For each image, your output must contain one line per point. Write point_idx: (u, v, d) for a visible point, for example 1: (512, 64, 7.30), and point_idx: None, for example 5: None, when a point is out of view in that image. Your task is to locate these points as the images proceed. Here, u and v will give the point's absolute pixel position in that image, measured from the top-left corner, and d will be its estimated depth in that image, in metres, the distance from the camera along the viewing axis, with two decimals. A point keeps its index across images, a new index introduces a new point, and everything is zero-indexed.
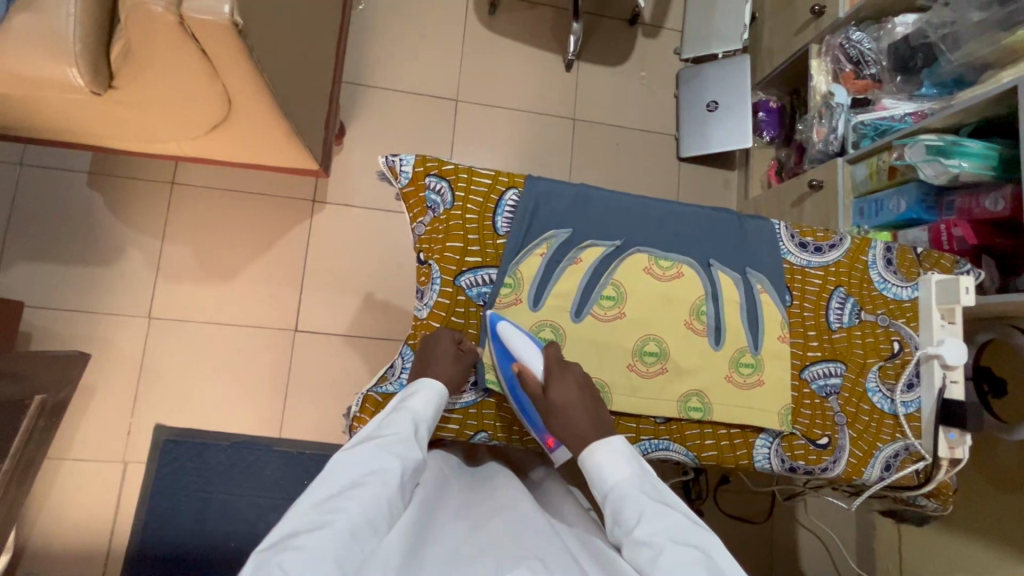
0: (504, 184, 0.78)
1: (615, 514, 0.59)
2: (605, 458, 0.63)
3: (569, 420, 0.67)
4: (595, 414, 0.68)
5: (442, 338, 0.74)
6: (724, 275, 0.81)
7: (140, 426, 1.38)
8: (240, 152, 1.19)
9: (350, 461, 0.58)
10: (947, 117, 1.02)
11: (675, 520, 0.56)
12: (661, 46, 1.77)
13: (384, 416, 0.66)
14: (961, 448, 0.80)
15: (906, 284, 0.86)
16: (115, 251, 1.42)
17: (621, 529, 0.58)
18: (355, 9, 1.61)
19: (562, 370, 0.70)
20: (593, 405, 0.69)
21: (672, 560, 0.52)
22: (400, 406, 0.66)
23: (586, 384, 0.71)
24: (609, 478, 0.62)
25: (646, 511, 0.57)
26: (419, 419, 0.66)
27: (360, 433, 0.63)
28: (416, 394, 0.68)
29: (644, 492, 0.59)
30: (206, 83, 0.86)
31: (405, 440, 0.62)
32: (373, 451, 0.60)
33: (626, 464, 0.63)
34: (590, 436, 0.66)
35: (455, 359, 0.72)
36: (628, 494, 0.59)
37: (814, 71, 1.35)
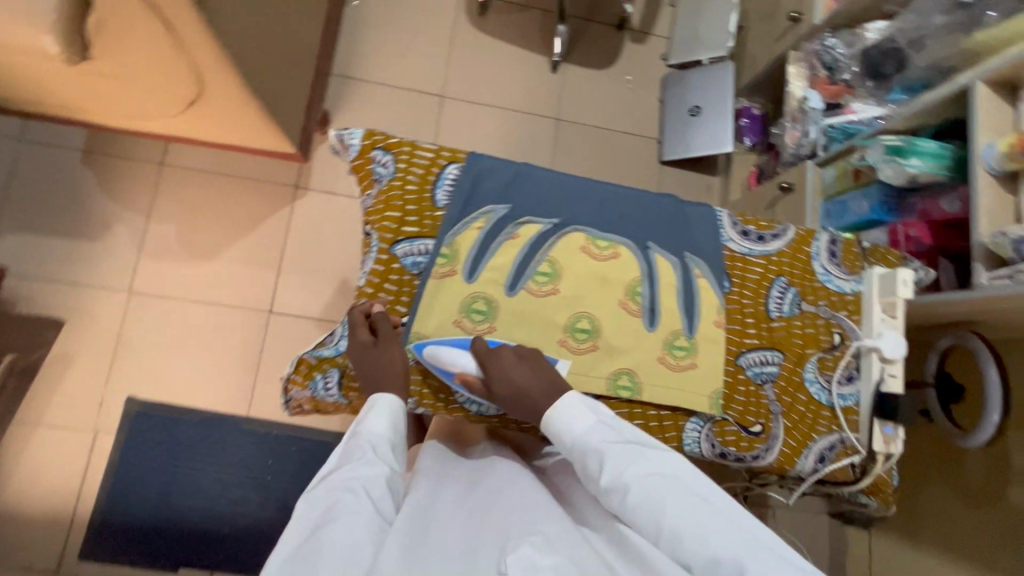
0: (446, 159, 0.80)
1: (583, 465, 0.62)
2: (561, 419, 0.65)
3: (525, 402, 0.69)
4: (549, 382, 0.70)
5: (367, 353, 0.72)
6: (661, 258, 0.82)
7: (113, 396, 1.41)
8: (221, 131, 1.24)
9: (321, 496, 0.58)
10: (909, 117, 1.02)
11: (635, 454, 0.60)
12: (649, 51, 1.80)
13: (345, 444, 0.64)
14: (896, 443, 0.79)
15: (850, 277, 0.86)
16: (102, 226, 1.47)
17: (593, 477, 0.61)
18: (348, 6, 1.67)
19: (492, 358, 0.71)
20: (531, 368, 0.71)
21: (641, 492, 0.57)
22: (355, 432, 0.65)
23: (525, 357, 0.72)
24: (569, 434, 0.64)
25: (607, 458, 0.60)
26: (377, 441, 0.64)
27: (323, 469, 0.62)
28: (369, 415, 0.67)
29: (603, 437, 0.62)
30: (174, 56, 0.89)
31: (369, 462, 0.62)
32: (344, 480, 0.59)
33: (581, 414, 0.65)
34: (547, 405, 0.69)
35: (380, 354, 0.72)
36: (589, 447, 0.62)
37: (791, 78, 1.34)
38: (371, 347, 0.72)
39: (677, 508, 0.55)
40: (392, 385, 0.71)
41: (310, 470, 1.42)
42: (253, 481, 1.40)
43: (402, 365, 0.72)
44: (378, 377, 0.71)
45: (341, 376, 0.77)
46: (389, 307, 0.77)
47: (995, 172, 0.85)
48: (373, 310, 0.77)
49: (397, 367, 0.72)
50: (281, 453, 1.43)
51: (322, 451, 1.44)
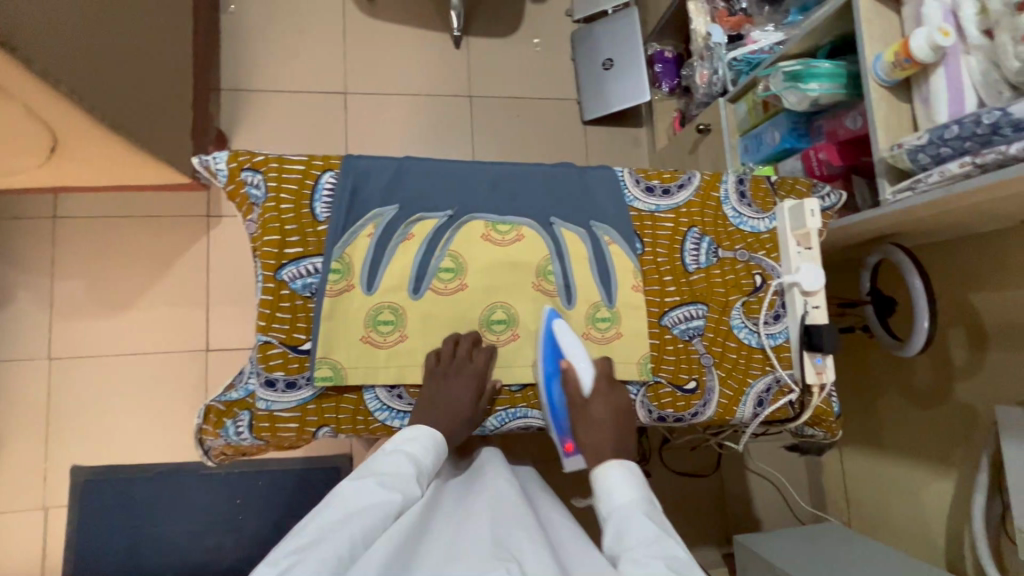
0: (319, 168, 0.74)
1: (617, 532, 0.60)
2: (614, 479, 0.65)
3: (596, 436, 0.69)
4: (622, 439, 0.70)
5: (439, 376, 0.71)
6: (569, 232, 0.78)
7: (57, 469, 1.34)
8: (100, 174, 1.14)
9: (351, 491, 0.58)
10: (801, 40, 0.99)
11: (676, 551, 0.56)
12: (553, 10, 1.73)
13: (384, 453, 0.65)
14: (829, 372, 0.79)
15: (762, 215, 0.84)
16: (4, 295, 1.37)
17: (619, 551, 0.58)
18: (225, 13, 1.55)
19: (609, 389, 0.72)
20: (621, 432, 0.70)
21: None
22: (399, 447, 0.65)
23: (626, 410, 0.73)
24: (617, 499, 0.64)
25: (646, 536, 0.58)
26: (418, 465, 0.64)
27: (359, 469, 0.63)
28: (416, 441, 0.66)
29: (648, 519, 0.60)
30: (4, 104, 0.80)
31: (406, 474, 0.62)
32: (375, 485, 0.59)
33: (634, 488, 0.64)
34: (605, 455, 0.68)
35: (456, 386, 0.70)
36: (633, 516, 0.61)
37: (693, 15, 1.32)
38: (456, 373, 0.71)
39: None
40: (447, 418, 0.70)
41: (282, 501, 1.38)
42: (224, 524, 1.36)
43: (468, 404, 0.71)
44: (442, 405, 0.70)
45: (252, 418, 0.71)
46: (286, 337, 0.71)
47: (886, 83, 0.83)
48: (270, 343, 0.71)
49: (461, 405, 0.70)
50: (248, 491, 1.38)
51: (289, 479, 1.40)
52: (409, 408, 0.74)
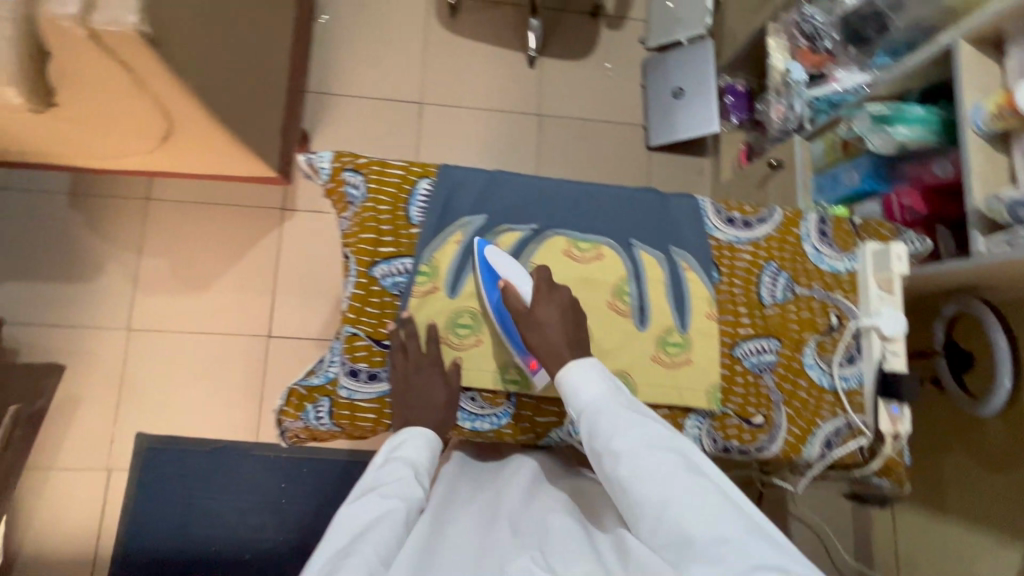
0: (417, 174, 0.78)
1: (592, 431, 0.63)
2: (578, 377, 0.66)
3: (548, 339, 0.68)
4: (575, 335, 0.70)
5: (405, 377, 0.73)
6: (647, 255, 0.80)
7: (123, 434, 1.42)
8: (197, 163, 1.23)
9: (357, 509, 0.65)
10: (890, 83, 1.00)
11: (651, 430, 0.61)
12: (626, 37, 1.76)
13: (379, 464, 0.70)
14: (904, 423, 0.77)
15: (843, 256, 0.84)
16: (95, 267, 1.47)
17: (600, 445, 0.62)
18: (318, 22, 1.65)
19: (548, 289, 0.71)
20: (571, 327, 0.70)
21: (651, 465, 0.58)
22: (393, 456, 0.71)
23: (573, 305, 0.72)
24: (583, 396, 0.65)
25: (623, 426, 0.61)
26: (413, 466, 0.70)
27: (359, 487, 0.69)
28: (405, 445, 0.71)
29: (617, 407, 0.63)
30: (138, 95, 0.88)
31: (403, 483, 0.68)
32: (378, 499, 0.65)
33: (598, 379, 0.66)
34: (564, 356, 0.68)
35: (425, 385, 0.72)
36: (604, 410, 0.63)
37: (772, 50, 1.34)
38: (414, 372, 0.72)
39: (683, 483, 0.57)
40: (430, 412, 0.73)
41: (325, 490, 1.42)
42: (270, 506, 1.41)
43: (442, 398, 0.73)
44: (417, 404, 0.72)
45: (332, 405, 0.75)
46: (372, 331, 0.75)
47: (985, 133, 0.82)
48: (356, 335, 0.75)
49: (438, 400, 0.72)
50: (294, 475, 1.43)
51: (334, 468, 1.44)
52: (479, 411, 0.77)
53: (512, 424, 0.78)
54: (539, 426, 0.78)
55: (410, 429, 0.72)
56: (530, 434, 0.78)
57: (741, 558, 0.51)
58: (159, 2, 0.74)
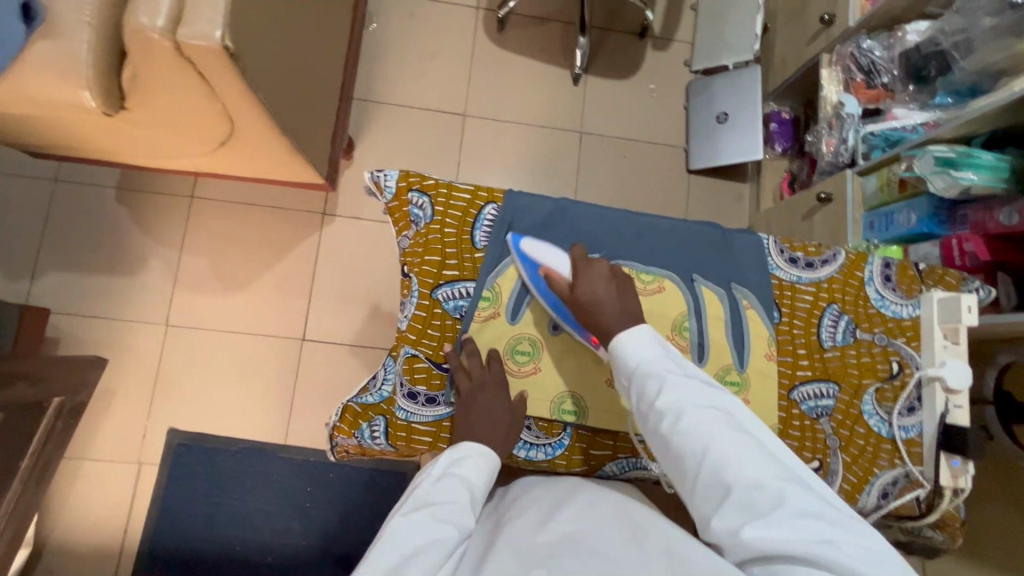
0: (483, 199, 0.79)
1: (639, 385, 0.63)
2: (626, 341, 0.65)
3: (598, 309, 0.68)
4: (624, 303, 0.70)
5: (467, 397, 0.72)
6: (708, 292, 0.79)
7: (156, 428, 1.44)
8: (249, 167, 1.25)
9: (406, 527, 0.57)
10: (956, 127, 0.97)
11: (697, 388, 0.62)
12: (671, 59, 1.76)
13: (433, 476, 0.64)
14: (965, 478, 0.76)
15: (906, 302, 0.83)
16: (138, 262, 1.49)
17: (645, 398, 0.63)
18: (367, 30, 1.66)
19: (587, 265, 0.72)
20: (619, 295, 0.70)
21: (695, 419, 0.59)
22: (451, 471, 0.64)
23: (614, 276, 0.72)
24: (631, 355, 0.64)
25: (671, 386, 0.62)
26: (470, 488, 0.64)
27: (407, 501, 0.61)
28: (464, 463, 0.65)
29: (664, 363, 0.63)
30: (207, 103, 0.89)
31: (458, 507, 0.61)
32: (432, 519, 0.58)
33: (645, 340, 0.65)
34: (616, 326, 0.68)
35: (491, 404, 0.72)
36: (652, 370, 0.63)
37: (825, 81, 1.29)
38: (480, 390, 0.73)
39: (727, 436, 0.58)
40: (496, 434, 0.70)
41: (350, 497, 1.43)
42: (295, 509, 1.41)
43: (505, 417, 0.72)
44: (482, 421, 0.70)
45: (387, 425, 0.76)
46: (432, 354, 0.77)
47: None
48: (416, 356, 0.77)
49: (502, 421, 0.71)
50: (321, 480, 1.44)
51: (360, 475, 1.44)
52: (534, 440, 0.77)
53: (565, 455, 0.78)
54: (593, 459, 0.78)
55: (469, 443, 0.68)
56: (583, 467, 0.78)
57: (778, 506, 0.54)
58: (242, 18, 0.76)
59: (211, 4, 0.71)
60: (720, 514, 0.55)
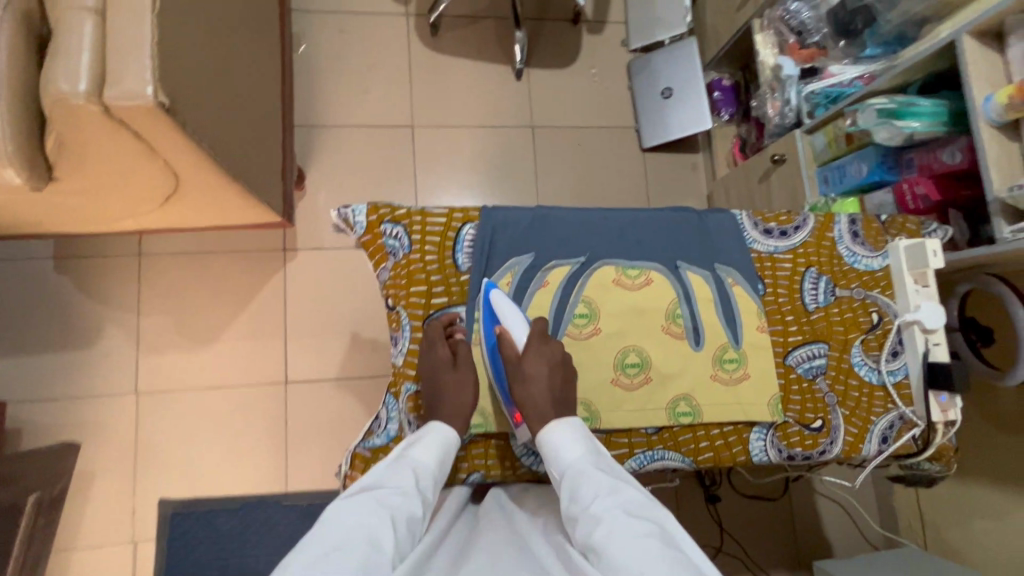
0: (459, 220, 0.78)
1: (571, 492, 0.59)
2: (560, 437, 0.65)
3: (531, 393, 0.68)
4: (560, 394, 0.69)
5: (432, 384, 0.72)
6: (695, 276, 0.80)
7: (144, 503, 1.36)
8: (198, 217, 1.18)
9: (349, 509, 0.55)
10: (893, 78, 1.01)
11: (628, 495, 0.57)
12: (608, 40, 1.76)
13: (384, 464, 0.63)
14: (954, 410, 0.80)
15: (875, 254, 0.86)
16: (93, 332, 1.40)
17: (576, 506, 0.58)
18: (297, 53, 1.59)
19: (541, 343, 0.71)
20: (559, 383, 0.70)
21: (619, 525, 0.53)
22: (401, 456, 0.64)
23: (563, 362, 0.72)
24: (565, 458, 0.63)
25: (599, 487, 0.58)
26: (420, 470, 0.63)
27: (354, 487, 0.59)
28: (415, 447, 0.65)
29: (598, 470, 0.60)
30: (147, 161, 0.84)
31: (404, 489, 0.59)
32: (379, 499, 0.56)
33: (581, 444, 0.64)
34: (547, 416, 0.67)
35: (455, 382, 0.71)
36: (583, 471, 0.61)
37: (760, 46, 1.34)
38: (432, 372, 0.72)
39: (658, 552, 0.50)
40: (455, 416, 0.70)
41: None
42: None
43: (470, 397, 0.72)
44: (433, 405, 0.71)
45: None
46: None
47: (997, 123, 0.85)
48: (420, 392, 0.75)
49: (466, 404, 0.71)
50: None
51: None
52: None
53: None
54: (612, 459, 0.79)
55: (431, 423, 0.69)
56: None
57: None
58: (170, 68, 0.71)
59: (136, 58, 0.67)
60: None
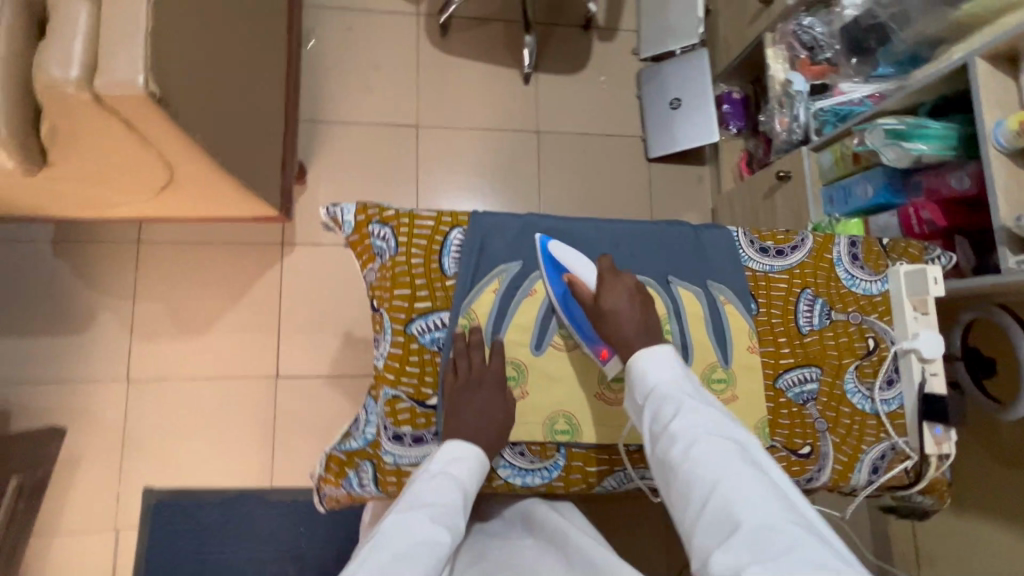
0: (448, 224, 0.77)
1: (658, 410, 0.62)
2: (648, 362, 0.65)
3: (621, 325, 0.69)
4: (645, 321, 0.69)
5: (464, 390, 0.71)
6: (686, 292, 0.79)
7: (129, 490, 1.36)
8: (196, 208, 1.18)
9: (398, 527, 0.59)
10: (903, 98, 0.99)
11: (713, 415, 0.61)
12: (619, 48, 1.75)
13: (429, 476, 0.66)
14: (948, 444, 0.77)
15: (875, 278, 0.84)
16: (87, 317, 1.40)
17: (659, 425, 0.62)
18: (305, 48, 1.60)
19: (613, 278, 0.71)
20: (641, 316, 0.69)
21: (708, 449, 0.57)
22: (445, 473, 0.66)
23: (639, 292, 0.72)
24: (652, 379, 0.65)
25: (686, 408, 0.61)
26: (463, 490, 0.66)
27: (403, 500, 0.63)
28: (457, 463, 0.67)
29: (684, 393, 0.63)
30: (140, 151, 0.83)
31: (450, 511, 0.63)
32: (424, 521, 0.60)
33: (667, 365, 0.65)
34: (635, 344, 0.68)
35: (488, 403, 0.71)
36: (670, 392, 0.63)
37: (770, 60, 1.31)
38: (476, 386, 0.72)
39: (739, 470, 0.55)
40: (487, 433, 0.71)
41: (343, 532, 1.38)
42: (289, 553, 1.36)
43: (498, 420, 0.72)
44: (472, 420, 0.70)
45: (376, 470, 0.73)
46: (413, 392, 0.74)
47: (1006, 150, 0.82)
48: (397, 398, 0.73)
49: (497, 418, 0.72)
50: (313, 519, 1.39)
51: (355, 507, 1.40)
52: (530, 466, 0.76)
53: (563, 477, 0.77)
54: (591, 477, 0.77)
55: (455, 442, 0.69)
56: (582, 487, 0.78)
57: (786, 547, 0.49)
58: (165, 59, 0.70)
59: (129, 47, 0.66)
60: (722, 551, 0.51)
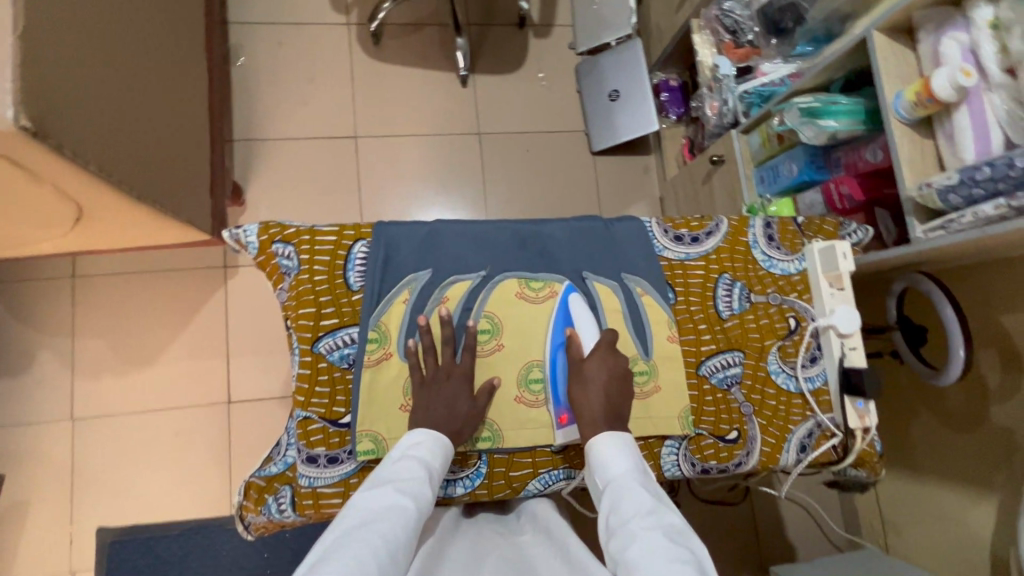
0: (351, 238, 0.75)
1: (614, 505, 0.61)
2: (608, 451, 0.66)
3: (586, 398, 0.70)
4: (615, 406, 0.70)
5: (433, 380, 0.72)
6: (602, 287, 0.79)
7: (83, 531, 1.32)
8: (122, 237, 1.15)
9: (365, 502, 0.60)
10: (815, 75, 0.99)
11: (670, 521, 0.58)
12: (556, 44, 1.75)
13: (392, 461, 0.66)
14: (870, 416, 0.79)
15: (792, 257, 0.84)
16: (26, 359, 1.37)
17: (615, 522, 0.59)
18: (235, 66, 1.57)
19: (609, 354, 0.72)
20: (616, 397, 0.70)
21: (657, 553, 0.53)
22: (405, 454, 0.66)
23: (626, 375, 0.72)
24: (612, 473, 0.65)
25: (644, 508, 0.59)
26: (427, 468, 0.65)
27: (369, 481, 0.64)
28: (419, 445, 0.67)
29: (643, 489, 0.62)
30: (34, 184, 0.80)
31: (413, 485, 0.62)
32: (390, 494, 0.60)
33: (627, 459, 0.66)
34: (601, 426, 0.69)
35: (449, 391, 0.71)
36: (627, 488, 0.62)
37: (699, 46, 1.31)
38: (444, 378, 0.72)
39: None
40: (447, 423, 0.70)
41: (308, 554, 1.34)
42: None
43: (463, 412, 0.72)
44: (437, 411, 0.70)
45: (294, 494, 0.72)
46: (326, 412, 0.72)
47: (909, 121, 0.83)
48: (309, 419, 0.72)
49: (460, 410, 0.71)
50: (275, 545, 1.35)
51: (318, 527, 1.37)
52: (450, 475, 0.75)
53: (486, 483, 0.76)
54: (515, 481, 0.76)
55: (420, 430, 0.69)
56: (506, 493, 0.77)
57: None
58: (39, 91, 0.68)
59: None
60: None
